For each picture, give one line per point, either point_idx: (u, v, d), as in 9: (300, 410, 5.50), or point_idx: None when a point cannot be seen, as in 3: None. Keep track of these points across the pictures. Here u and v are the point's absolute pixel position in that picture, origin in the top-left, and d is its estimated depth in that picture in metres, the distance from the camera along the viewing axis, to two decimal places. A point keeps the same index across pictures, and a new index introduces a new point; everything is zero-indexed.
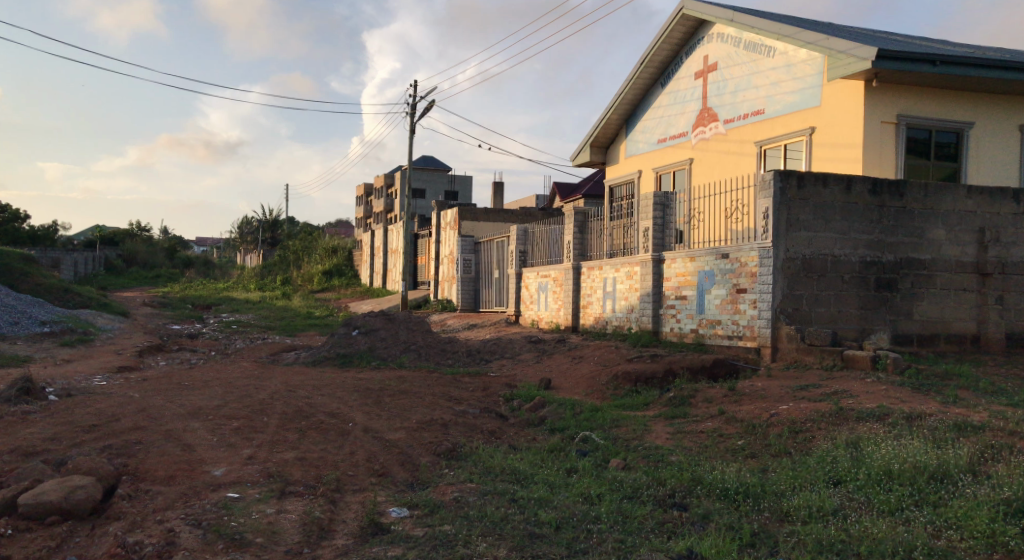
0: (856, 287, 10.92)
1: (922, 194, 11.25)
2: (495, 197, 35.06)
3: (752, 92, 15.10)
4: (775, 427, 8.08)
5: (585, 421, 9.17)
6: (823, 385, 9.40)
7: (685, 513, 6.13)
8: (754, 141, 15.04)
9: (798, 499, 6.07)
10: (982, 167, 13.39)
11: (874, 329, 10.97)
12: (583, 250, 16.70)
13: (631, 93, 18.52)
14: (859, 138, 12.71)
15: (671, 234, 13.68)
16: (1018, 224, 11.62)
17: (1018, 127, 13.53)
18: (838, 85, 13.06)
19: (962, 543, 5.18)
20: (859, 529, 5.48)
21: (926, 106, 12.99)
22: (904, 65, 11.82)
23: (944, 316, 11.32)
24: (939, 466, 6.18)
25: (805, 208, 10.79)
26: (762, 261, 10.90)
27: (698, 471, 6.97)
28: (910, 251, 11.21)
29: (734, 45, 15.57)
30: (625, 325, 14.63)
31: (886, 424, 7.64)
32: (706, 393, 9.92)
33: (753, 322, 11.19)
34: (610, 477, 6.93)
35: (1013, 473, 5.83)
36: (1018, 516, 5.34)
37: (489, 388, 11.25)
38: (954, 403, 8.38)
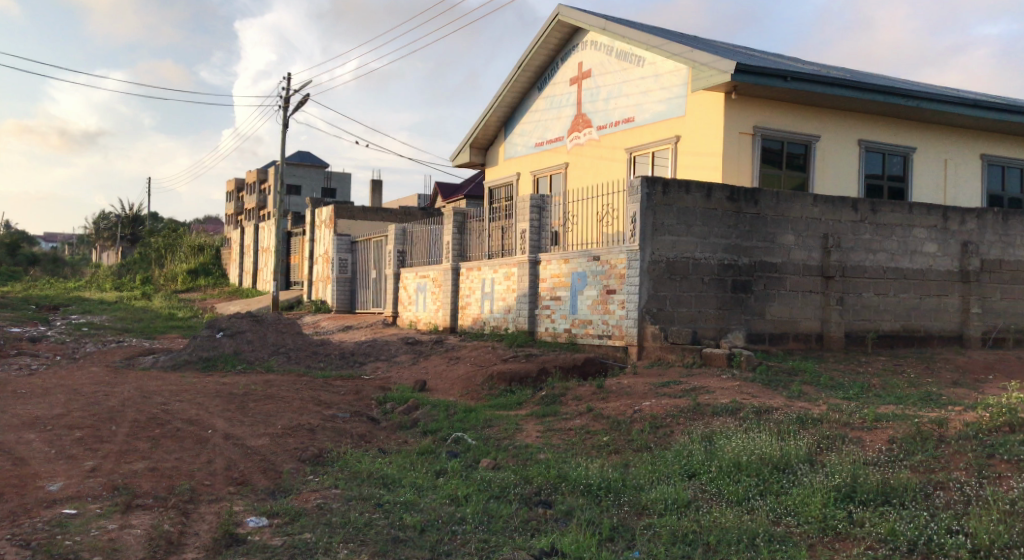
0: (714, 288, 11.54)
1: (774, 201, 12.02)
2: (373, 194, 34.49)
3: (623, 100, 15.63)
4: (638, 423, 8.41)
5: (457, 422, 9.17)
6: (683, 382, 9.86)
7: (549, 510, 6.25)
8: (625, 148, 15.58)
9: (655, 492, 6.32)
10: (827, 178, 14.46)
11: (731, 328, 11.62)
12: (461, 250, 16.74)
13: (509, 96, 18.71)
14: (719, 147, 13.43)
15: (546, 236, 13.94)
16: (857, 231, 12.60)
17: (857, 140, 14.71)
18: (701, 96, 13.76)
19: (799, 528, 5.54)
20: (709, 519, 5.77)
21: (779, 119, 13.89)
22: (759, 79, 12.57)
23: (792, 316, 12.12)
24: (782, 457, 6.61)
25: (670, 212, 11.29)
26: (629, 263, 11.34)
27: (565, 468, 7.13)
28: (763, 255, 11.94)
29: (607, 54, 16.07)
30: (501, 326, 14.76)
31: (738, 419, 8.10)
32: (576, 391, 10.17)
33: (621, 322, 11.60)
34: (479, 478, 6.97)
35: (844, 462, 6.31)
36: (848, 502, 5.76)
37: (361, 391, 11.04)
38: (798, 397, 9.00)
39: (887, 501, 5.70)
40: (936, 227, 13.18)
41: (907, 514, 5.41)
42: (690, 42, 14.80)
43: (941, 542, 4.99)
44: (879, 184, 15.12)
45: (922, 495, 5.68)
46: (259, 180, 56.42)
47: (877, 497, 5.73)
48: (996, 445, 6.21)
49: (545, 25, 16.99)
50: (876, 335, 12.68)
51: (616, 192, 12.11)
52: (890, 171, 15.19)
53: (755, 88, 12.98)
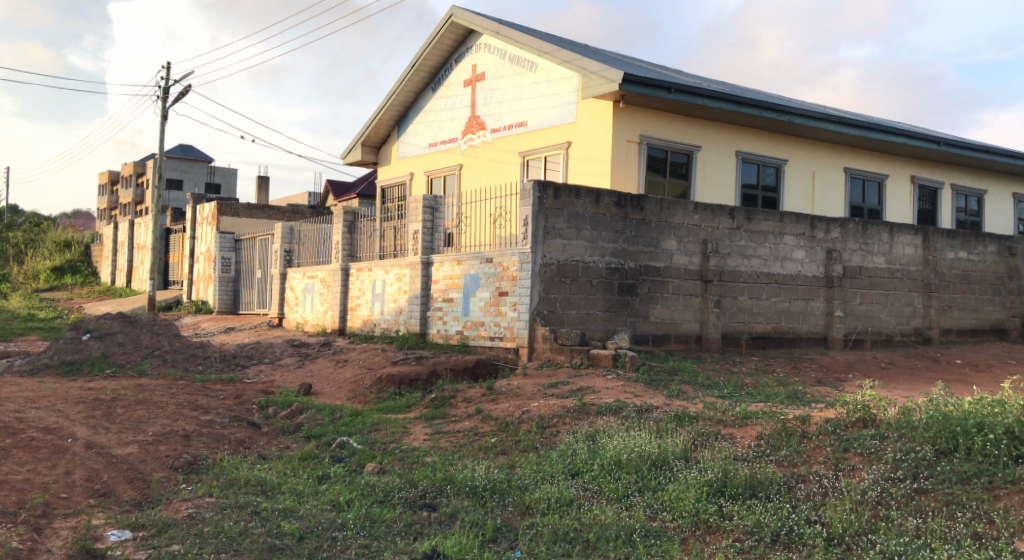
0: (602, 291, 11.84)
1: (658, 208, 12.45)
2: (259, 190, 33.28)
3: (516, 104, 15.81)
4: (525, 424, 8.50)
5: (343, 426, 8.97)
6: (570, 382, 10.06)
7: (434, 513, 6.21)
8: (517, 151, 15.75)
9: (538, 492, 6.39)
10: (707, 186, 15.13)
11: (617, 329, 11.96)
12: (352, 250, 16.41)
13: (402, 95, 18.52)
14: (608, 154, 13.80)
15: (439, 237, 13.87)
16: (734, 237, 13.24)
17: (735, 151, 15.49)
18: (591, 104, 14.10)
19: (673, 522, 5.75)
20: (589, 517, 5.88)
21: (664, 128, 14.42)
22: (645, 89, 13.00)
23: (674, 318, 12.63)
24: (659, 454, 6.84)
25: (560, 216, 11.48)
26: (521, 266, 11.45)
27: (450, 471, 7.09)
28: (648, 259, 12.35)
29: (501, 58, 16.21)
30: (392, 328, 14.56)
31: (620, 417, 8.33)
32: (466, 393, 10.18)
33: (512, 323, 11.69)
34: (363, 483, 6.82)
35: (716, 457, 6.60)
36: (720, 495, 6.03)
37: (242, 395, 10.60)
38: (677, 396, 9.35)
39: (755, 494, 6.00)
40: (804, 235, 14.03)
41: (771, 506, 5.71)
42: (581, 50, 15.13)
43: (800, 532, 5.30)
44: (754, 194, 15.95)
45: (785, 488, 6.02)
46: (135, 173, 53.27)
47: (746, 491, 6.03)
48: (851, 439, 6.65)
49: (438, 26, 16.93)
50: (750, 336, 13.37)
51: (509, 196, 12.21)
52: (764, 182, 16.07)
53: (641, 97, 13.40)
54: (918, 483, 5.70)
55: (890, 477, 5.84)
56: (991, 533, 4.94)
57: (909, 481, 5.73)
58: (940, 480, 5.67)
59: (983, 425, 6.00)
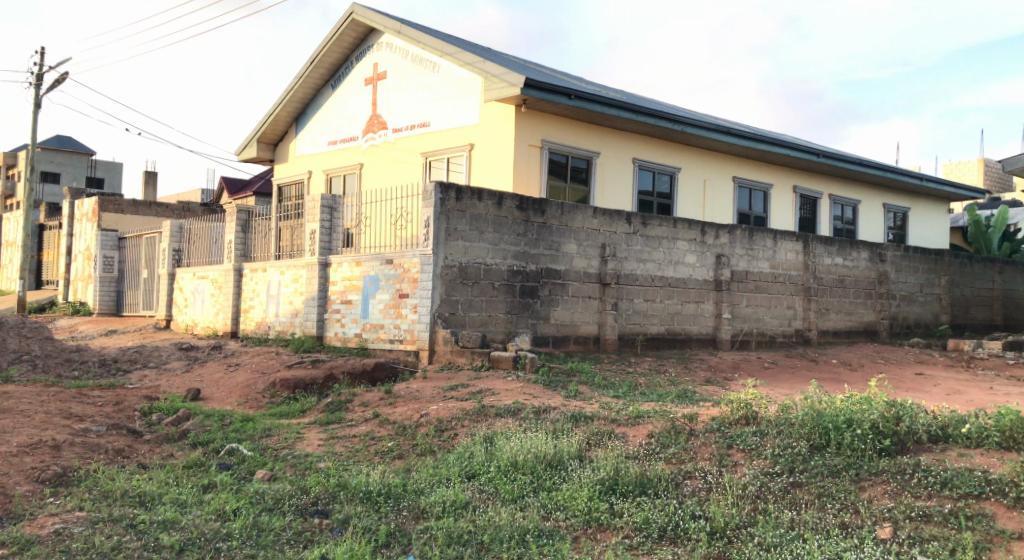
0: (503, 294, 11.91)
1: (559, 212, 12.63)
2: (146, 186, 31.57)
3: (418, 104, 15.71)
4: (423, 427, 8.42)
5: (232, 433, 8.61)
6: (470, 385, 10.05)
7: (325, 520, 6.05)
8: (419, 152, 15.64)
9: (434, 495, 6.34)
10: (606, 192, 15.48)
11: (518, 331, 12.06)
12: (246, 250, 15.85)
13: (301, 91, 18.04)
14: (509, 157, 13.90)
15: (338, 238, 13.58)
16: (630, 242, 13.58)
17: (632, 158, 15.93)
18: (494, 108, 14.19)
19: (566, 522, 5.82)
20: (483, 519, 5.88)
21: (564, 134, 14.66)
22: (546, 94, 13.17)
23: (574, 320, 12.85)
24: (554, 454, 6.93)
25: (462, 218, 11.47)
26: (422, 268, 11.37)
27: (345, 476, 6.93)
28: (549, 262, 12.51)
29: (403, 58, 16.06)
30: (287, 331, 14.14)
31: (518, 419, 8.39)
32: (363, 397, 10.00)
33: (413, 326, 11.58)
34: (251, 490, 6.57)
35: (608, 456, 6.75)
36: (612, 493, 6.16)
37: (122, 402, 10.00)
38: (575, 397, 9.51)
39: (644, 492, 6.17)
40: (696, 240, 14.57)
41: (659, 503, 5.89)
42: (483, 53, 15.19)
43: (685, 527, 5.48)
44: (650, 200, 16.46)
45: (672, 485, 6.22)
46: (5, 165, 49.48)
47: (636, 488, 6.19)
48: (734, 436, 6.94)
49: (338, 22, 16.60)
50: (645, 338, 13.76)
51: (410, 197, 12.10)
52: (659, 188, 16.61)
53: (542, 102, 13.57)
54: (794, 476, 6.00)
55: (769, 472, 6.13)
56: (856, 523, 5.26)
57: (785, 476, 6.02)
58: (813, 473, 5.99)
59: (852, 421, 6.38)
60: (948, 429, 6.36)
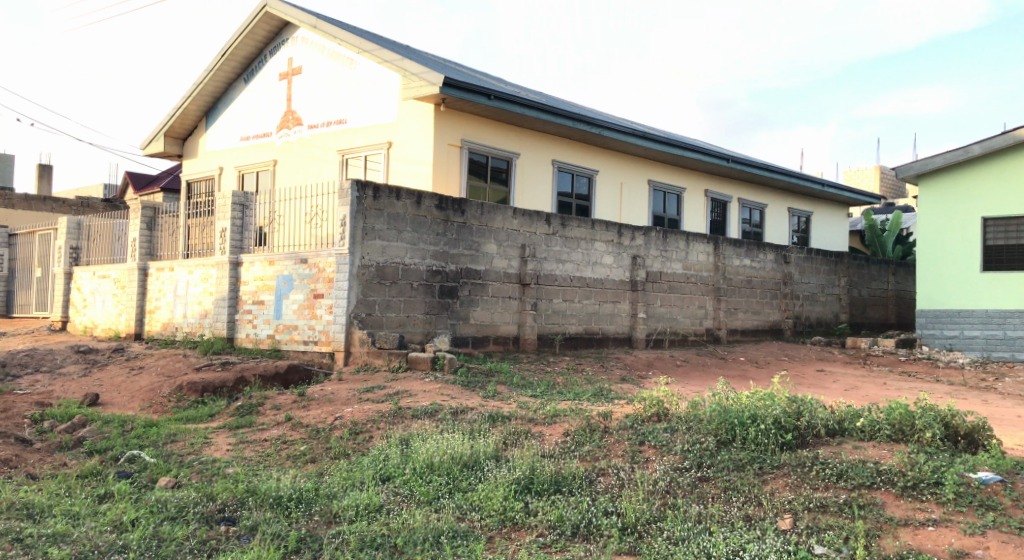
0: (422, 294, 11.81)
1: (478, 212, 12.61)
2: (41, 179, 29.77)
3: (335, 101, 15.41)
4: (337, 430, 8.26)
5: (133, 439, 8.21)
6: (386, 386, 9.92)
7: (232, 527, 5.84)
8: (337, 149, 15.34)
9: (347, 499, 6.21)
10: (525, 192, 15.57)
11: (437, 332, 11.99)
12: (151, 249, 15.19)
13: (211, 85, 17.41)
14: (428, 156, 13.80)
15: (250, 236, 13.16)
16: (550, 242, 13.71)
17: (551, 160, 16.09)
18: (413, 106, 14.06)
19: (481, 522, 5.81)
20: (397, 522, 5.80)
21: (484, 134, 14.66)
22: (465, 94, 13.15)
23: (493, 320, 12.86)
24: (471, 455, 6.91)
25: (379, 217, 11.31)
26: (338, 267, 11.16)
27: (254, 481, 6.70)
28: (468, 262, 12.49)
29: (319, 53, 15.72)
30: (196, 332, 13.62)
31: (435, 420, 8.33)
32: (276, 400, 9.72)
33: (328, 327, 11.34)
34: (152, 499, 6.27)
35: (525, 456, 6.77)
36: (528, 492, 6.19)
37: (10, 409, 9.38)
38: (492, 397, 9.53)
39: (558, 490, 6.22)
40: (613, 242, 14.84)
41: (573, 501, 5.95)
42: (402, 51, 15.02)
43: (598, 524, 5.57)
44: (569, 201, 16.66)
45: (586, 482, 6.31)
46: None
47: (550, 486, 6.24)
48: (646, 433, 7.09)
49: (251, 14, 16.10)
50: (563, 337, 13.91)
51: (326, 195, 11.86)
52: (578, 190, 16.84)
53: (461, 102, 13.54)
54: (702, 472, 6.18)
55: (678, 467, 6.29)
56: (759, 515, 5.46)
57: (694, 470, 6.20)
58: (720, 468, 6.18)
59: (755, 417, 6.62)
60: (845, 423, 6.68)
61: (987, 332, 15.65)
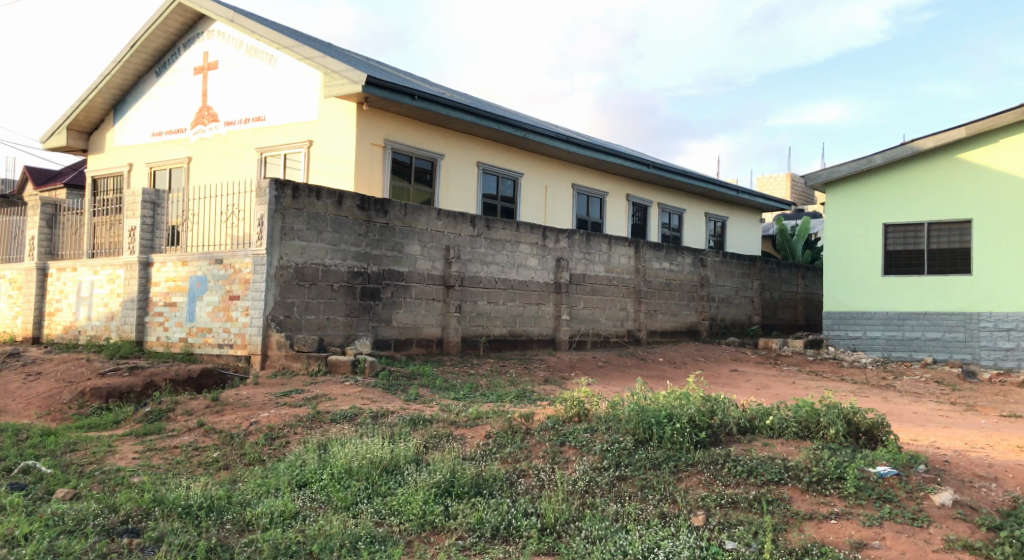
0: (343, 295, 11.60)
1: (402, 213, 12.49)
2: None
3: (253, 98, 14.99)
4: (252, 435, 8.01)
5: (29, 449, 7.75)
6: (305, 390, 9.70)
7: (136, 539, 5.58)
8: (255, 147, 14.92)
9: (261, 506, 6.03)
10: (449, 194, 15.50)
11: (358, 334, 11.81)
12: (52, 248, 14.41)
13: (120, 77, 16.64)
14: (350, 156, 13.58)
15: (161, 235, 12.65)
16: (474, 244, 13.70)
17: (476, 162, 16.08)
18: (335, 105, 13.82)
19: (400, 527, 5.74)
20: (313, 528, 5.67)
21: (407, 134, 14.53)
22: (388, 93, 13.02)
23: (417, 322, 12.74)
24: (390, 459, 6.82)
25: (299, 217, 11.05)
26: (255, 268, 10.85)
27: (162, 490, 6.42)
28: (391, 263, 12.34)
29: (236, 48, 15.27)
30: (101, 335, 12.98)
31: (355, 424, 8.19)
32: (187, 405, 9.36)
33: (244, 329, 11.01)
34: (49, 512, 5.93)
35: (445, 459, 6.73)
36: (447, 496, 6.14)
37: None
38: (414, 400, 9.44)
39: (478, 492, 6.21)
40: (538, 244, 14.95)
41: (493, 503, 5.94)
42: (323, 48, 14.75)
43: (517, 525, 5.58)
44: (493, 203, 16.68)
45: (507, 484, 6.31)
46: None
47: (471, 489, 6.22)
48: (567, 434, 7.16)
49: (164, 5, 15.49)
50: (487, 339, 13.91)
51: (243, 193, 11.53)
52: (503, 193, 16.88)
53: (384, 101, 13.40)
54: (620, 471, 6.28)
55: (598, 466, 6.37)
56: (674, 512, 5.59)
57: (612, 470, 6.30)
58: (637, 467, 6.30)
59: (672, 416, 6.77)
60: (755, 421, 6.92)
61: (888, 332, 16.53)
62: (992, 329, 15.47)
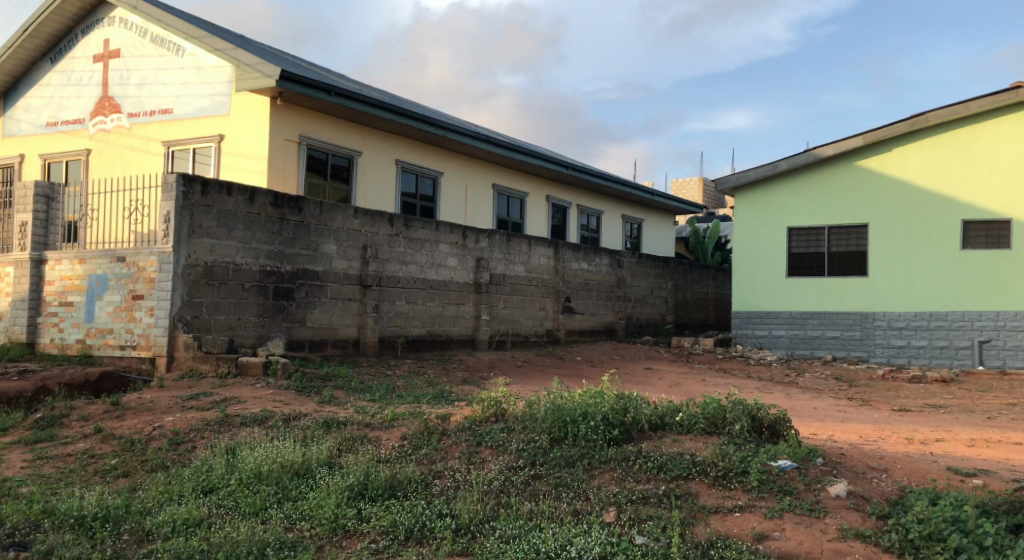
0: (255, 295, 11.25)
1: (317, 211, 12.22)
2: None
3: (159, 89, 14.37)
4: (154, 441, 7.66)
5: None
6: (213, 393, 9.35)
7: (23, 553, 5.25)
8: (161, 140, 14.31)
9: (163, 514, 5.77)
10: (367, 191, 15.26)
11: (271, 335, 11.47)
12: None
13: (10, 63, 15.64)
14: (263, 152, 13.20)
15: (57, 231, 11.95)
16: (392, 243, 13.53)
17: (394, 160, 15.90)
18: (247, 98, 13.41)
19: (311, 532, 5.61)
20: (219, 536, 5.46)
21: (323, 131, 14.24)
22: (303, 88, 12.72)
23: (332, 323, 12.47)
24: (302, 463, 6.65)
25: (208, 214, 10.65)
26: (160, 266, 10.39)
27: (53, 501, 6.06)
28: (306, 262, 12.05)
29: (140, 36, 14.61)
30: None
31: (266, 428, 7.95)
32: (84, 410, 8.88)
33: (148, 330, 10.53)
34: None
35: (359, 461, 6.61)
36: (361, 499, 6.04)
37: None
38: (328, 402, 9.25)
39: (393, 494, 6.14)
40: (457, 244, 14.89)
41: (407, 505, 5.88)
42: (234, 40, 14.28)
43: (431, 526, 5.54)
44: (412, 202, 16.51)
45: (422, 486, 6.26)
46: None
47: (385, 491, 6.14)
48: (483, 434, 7.16)
49: None
50: (405, 339, 13.75)
51: (148, 189, 11.05)
52: (422, 191, 16.75)
53: (299, 96, 13.09)
54: (534, 470, 6.33)
55: (513, 466, 6.40)
56: (587, 509, 5.67)
57: (527, 469, 6.34)
58: (551, 465, 6.36)
59: (586, 414, 6.87)
60: (666, 418, 7.08)
61: (791, 331, 17.28)
62: (886, 328, 16.41)
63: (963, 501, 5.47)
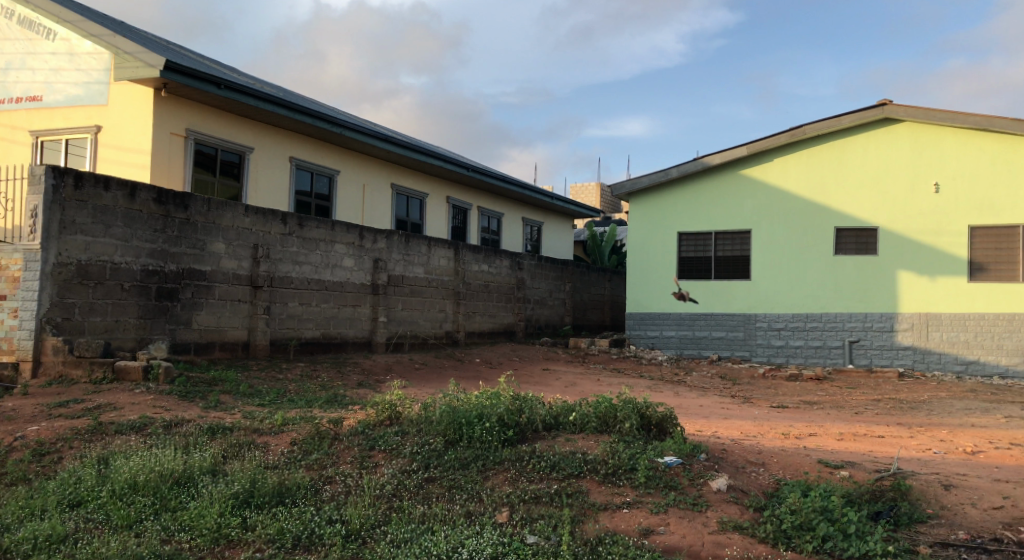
0: (135, 296, 10.65)
1: (205, 208, 11.70)
2: None
3: (27, 75, 13.42)
4: (16, 452, 7.10)
5: None
6: (85, 400, 8.76)
7: None
8: (29, 130, 13.38)
9: (23, 531, 5.35)
10: (260, 189, 14.73)
11: (152, 338, 10.88)
12: None
13: None
14: (145, 145, 12.51)
15: None
16: (285, 243, 13.12)
17: (288, 156, 15.42)
18: (127, 88, 12.68)
19: (190, 544, 5.34)
20: (86, 552, 5.11)
21: (212, 125, 13.64)
22: (189, 80, 12.14)
23: (220, 325, 11.95)
24: (182, 472, 6.32)
25: (82, 210, 10.01)
26: (26, 265, 9.64)
27: None
28: (192, 262, 11.51)
29: (5, 17, 13.58)
30: None
31: (143, 435, 7.52)
32: None
33: (11, 334, 9.68)
34: None
35: (245, 468, 6.36)
36: (246, 507, 5.81)
37: None
38: (214, 407, 8.86)
39: (280, 501, 5.94)
40: (353, 244, 14.59)
41: (295, 512, 5.70)
42: (114, 26, 13.49)
43: (320, 533, 5.40)
44: (307, 201, 16.07)
45: (311, 492, 6.09)
46: None
47: (272, 499, 5.93)
48: (377, 437, 7.05)
49: None
50: (299, 342, 13.35)
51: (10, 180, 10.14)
52: (317, 190, 16.32)
53: (185, 88, 12.49)
54: (428, 472, 6.28)
55: (406, 469, 6.33)
56: (479, 510, 5.67)
57: (421, 472, 6.28)
58: (445, 467, 6.32)
59: (482, 415, 6.88)
60: (560, 417, 7.18)
61: (680, 332, 17.93)
62: (767, 328, 17.28)
63: (830, 492, 5.84)
